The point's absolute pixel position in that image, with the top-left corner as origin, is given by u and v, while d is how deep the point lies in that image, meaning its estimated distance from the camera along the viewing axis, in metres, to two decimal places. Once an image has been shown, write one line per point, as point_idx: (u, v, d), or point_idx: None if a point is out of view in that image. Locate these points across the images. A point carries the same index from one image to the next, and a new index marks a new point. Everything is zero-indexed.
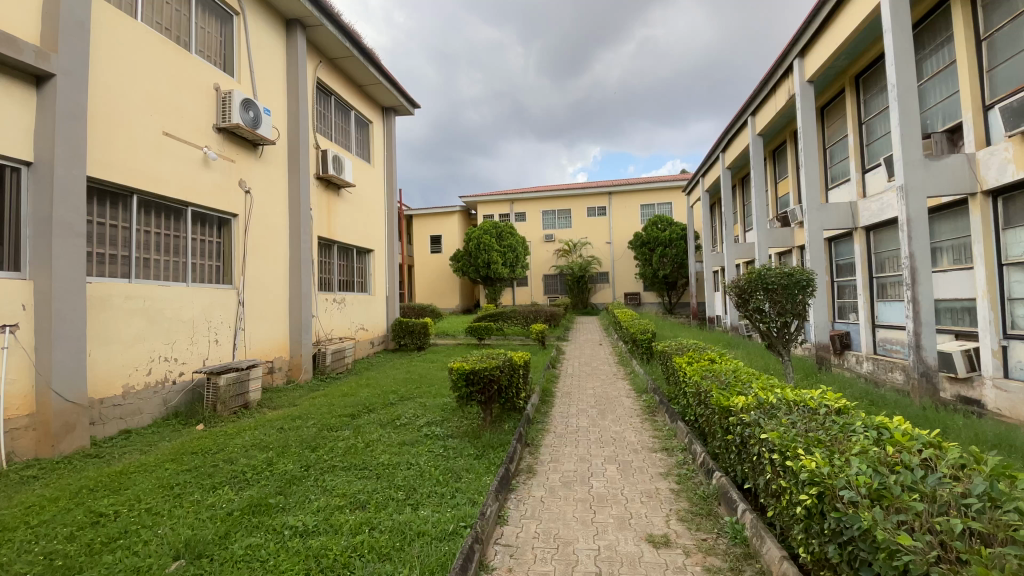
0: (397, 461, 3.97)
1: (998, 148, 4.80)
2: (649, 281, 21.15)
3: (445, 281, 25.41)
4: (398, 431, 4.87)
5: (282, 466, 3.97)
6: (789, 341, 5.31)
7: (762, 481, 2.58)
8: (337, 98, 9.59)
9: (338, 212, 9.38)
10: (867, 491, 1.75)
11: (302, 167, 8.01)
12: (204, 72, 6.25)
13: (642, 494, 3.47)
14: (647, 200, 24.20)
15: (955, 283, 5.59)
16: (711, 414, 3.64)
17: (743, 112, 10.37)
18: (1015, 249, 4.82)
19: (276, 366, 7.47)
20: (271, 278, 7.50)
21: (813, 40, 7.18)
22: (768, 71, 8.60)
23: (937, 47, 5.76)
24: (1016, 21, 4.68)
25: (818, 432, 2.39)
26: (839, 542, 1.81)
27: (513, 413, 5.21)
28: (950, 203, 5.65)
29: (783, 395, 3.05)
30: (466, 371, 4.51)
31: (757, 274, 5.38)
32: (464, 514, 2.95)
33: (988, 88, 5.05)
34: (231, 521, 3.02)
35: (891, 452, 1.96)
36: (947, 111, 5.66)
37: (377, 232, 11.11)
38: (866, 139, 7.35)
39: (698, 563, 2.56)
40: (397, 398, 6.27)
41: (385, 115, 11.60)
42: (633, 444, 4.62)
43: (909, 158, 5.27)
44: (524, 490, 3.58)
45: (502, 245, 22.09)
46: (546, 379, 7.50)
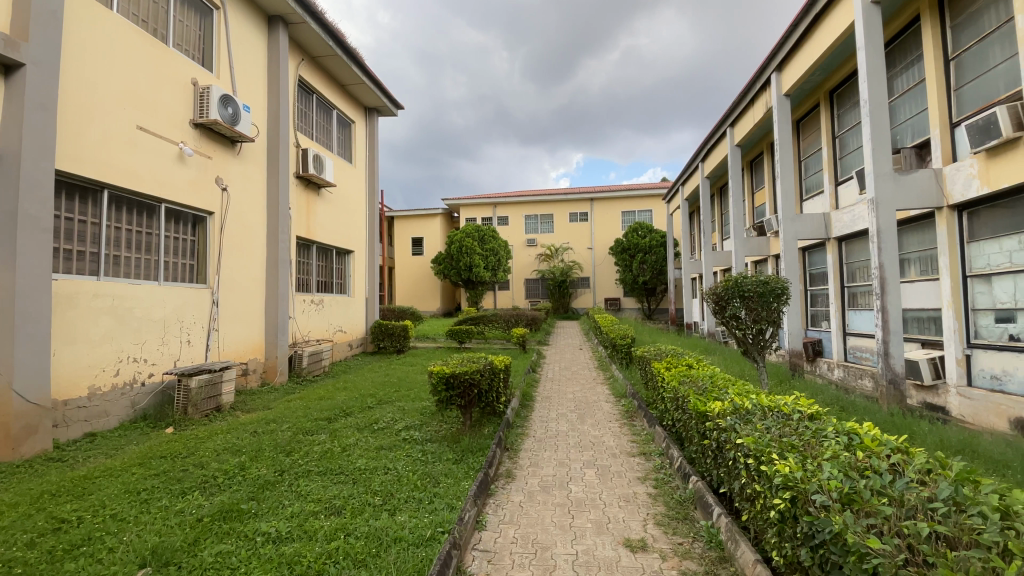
0: (375, 466, 3.91)
1: (964, 165, 4.99)
2: (629, 287, 21.40)
3: (426, 282, 25.22)
4: (376, 435, 4.80)
5: (255, 471, 3.88)
6: (763, 348, 5.42)
7: (737, 485, 2.62)
8: (319, 96, 9.48)
9: (317, 213, 9.25)
10: (838, 495, 1.80)
11: (282, 165, 7.87)
12: (182, 66, 6.11)
13: (620, 498, 3.49)
14: (628, 207, 24.54)
15: (922, 293, 5.80)
16: (688, 419, 3.68)
17: (722, 123, 10.58)
18: (979, 262, 5.01)
19: (250, 368, 7.30)
20: (247, 277, 7.33)
21: (791, 55, 7.37)
22: (746, 84, 8.80)
23: (907, 66, 6.00)
24: (983, 43, 4.89)
25: (792, 437, 2.45)
26: (811, 545, 1.86)
27: (493, 417, 5.20)
28: (917, 217, 5.86)
29: (758, 400, 3.11)
30: (446, 375, 4.46)
31: (734, 282, 5.49)
32: (441, 519, 2.92)
33: (955, 105, 5.26)
34: (201, 528, 2.94)
35: (861, 457, 2.02)
36: (916, 127, 5.90)
37: (357, 233, 10.97)
38: (839, 152, 7.58)
39: (674, 567, 2.59)
40: (375, 401, 6.19)
41: (368, 115, 11.48)
42: (612, 448, 4.65)
43: (879, 171, 5.44)
44: (504, 495, 3.57)
45: (484, 248, 22.08)
46: (526, 383, 7.47)
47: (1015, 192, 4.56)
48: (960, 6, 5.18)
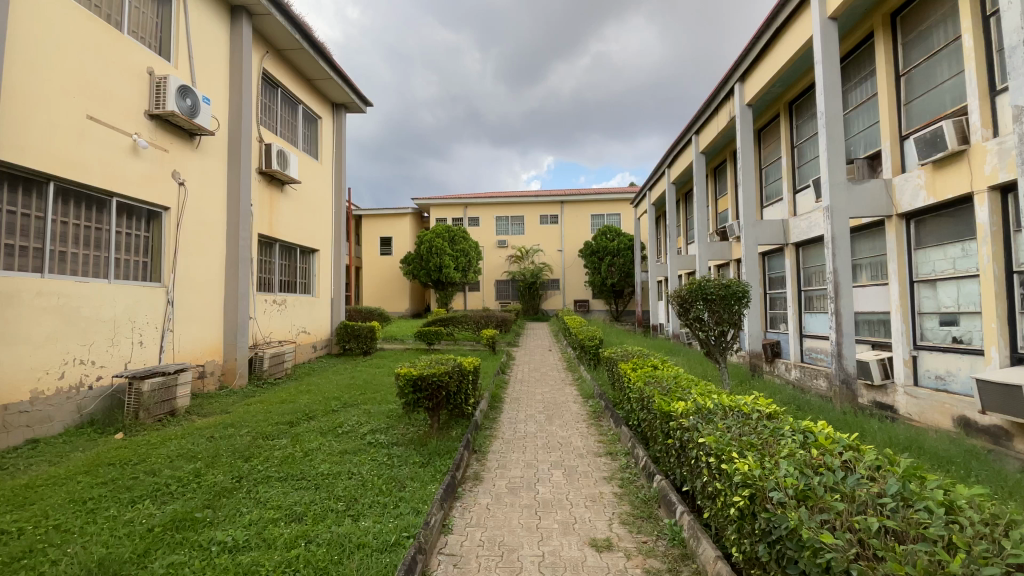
0: (339, 471, 3.82)
1: (912, 175, 5.28)
2: (598, 289, 21.66)
3: (394, 283, 24.89)
4: (340, 439, 4.70)
5: (211, 477, 3.73)
6: (725, 349, 5.58)
7: (699, 484, 2.68)
8: (284, 91, 9.22)
9: (281, 210, 8.98)
10: (794, 492, 1.87)
11: (243, 160, 7.60)
12: (138, 54, 5.83)
13: (586, 498, 3.52)
14: (597, 211, 24.94)
15: (873, 298, 6.09)
16: (653, 419, 3.75)
17: (688, 131, 10.86)
18: (924, 268, 5.30)
19: (208, 370, 7.01)
20: (205, 275, 7.04)
21: (753, 66, 7.62)
22: (711, 93, 9.06)
23: (862, 80, 6.31)
24: (931, 60, 5.19)
25: (751, 436, 2.53)
26: (768, 541, 1.92)
27: (461, 419, 5.15)
28: (869, 224, 6.16)
29: (719, 400, 3.20)
30: (413, 378, 4.40)
31: (698, 285, 5.63)
32: (407, 524, 2.87)
33: (905, 119, 5.55)
34: (152, 538, 2.80)
35: (816, 454, 2.10)
36: (868, 139, 6.20)
37: (323, 232, 10.72)
38: (797, 160, 7.88)
39: (638, 565, 2.62)
40: (339, 404, 6.05)
41: (336, 111, 11.24)
42: (579, 448, 4.69)
43: (834, 180, 5.69)
44: (472, 498, 3.54)
45: (454, 249, 21.93)
46: (495, 385, 7.45)
47: (957, 202, 4.85)
48: (909, 25, 5.47)
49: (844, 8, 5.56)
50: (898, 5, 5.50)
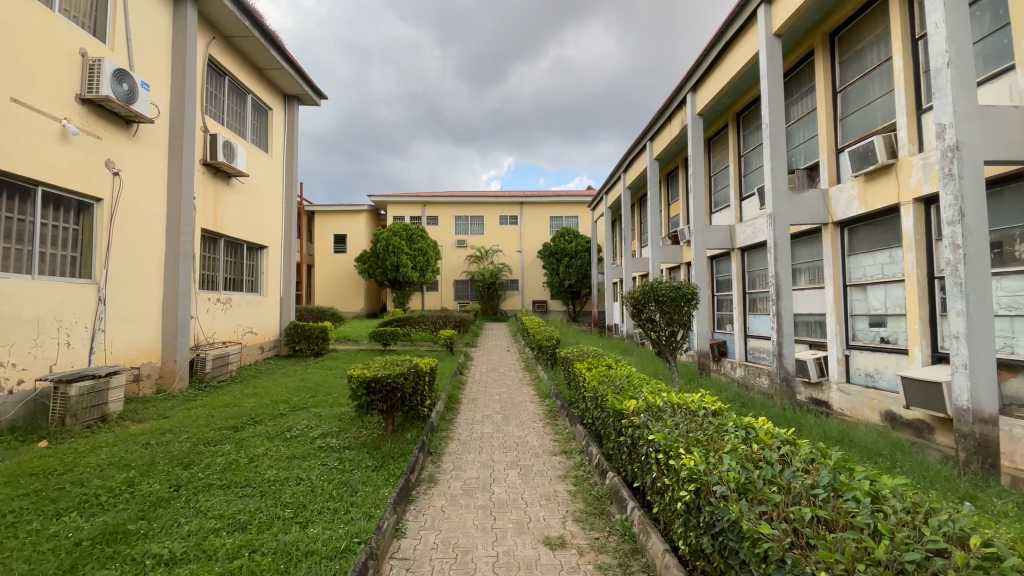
0: (286, 476, 3.68)
1: (846, 186, 5.65)
2: (556, 290, 21.91)
3: (350, 282, 24.27)
4: (288, 444, 4.53)
5: (147, 486, 3.50)
6: (675, 348, 5.77)
7: (649, 479, 2.76)
8: (231, 79, 8.80)
9: (227, 204, 8.56)
10: (735, 486, 1.96)
11: (186, 150, 7.19)
12: (69, 34, 5.43)
13: (541, 497, 3.55)
14: (556, 213, 25.35)
15: (811, 300, 6.47)
16: (606, 417, 3.83)
17: (642, 137, 11.17)
18: (856, 273, 5.68)
19: (143, 373, 6.58)
20: (142, 271, 6.61)
21: (704, 77, 7.93)
22: (665, 102, 9.35)
23: (803, 95, 6.69)
24: (865, 79, 5.56)
25: (697, 432, 2.63)
26: (712, 533, 2.01)
27: (416, 421, 5.07)
28: (808, 231, 6.54)
29: (668, 398, 3.31)
30: (367, 379, 4.30)
31: (650, 287, 5.81)
32: (358, 530, 2.80)
33: (841, 133, 5.93)
34: (80, 552, 2.61)
35: (756, 449, 2.21)
36: (808, 150, 6.58)
37: (272, 228, 10.30)
38: (744, 169, 8.26)
39: (590, 561, 2.67)
40: (288, 408, 5.83)
41: (288, 103, 10.83)
42: (535, 448, 4.73)
43: (777, 189, 6.01)
44: (426, 500, 3.50)
45: (412, 248, 21.60)
46: (452, 385, 7.39)
47: (886, 212, 5.21)
48: (845, 45, 5.85)
49: (787, 25, 5.87)
50: (836, 26, 5.87)
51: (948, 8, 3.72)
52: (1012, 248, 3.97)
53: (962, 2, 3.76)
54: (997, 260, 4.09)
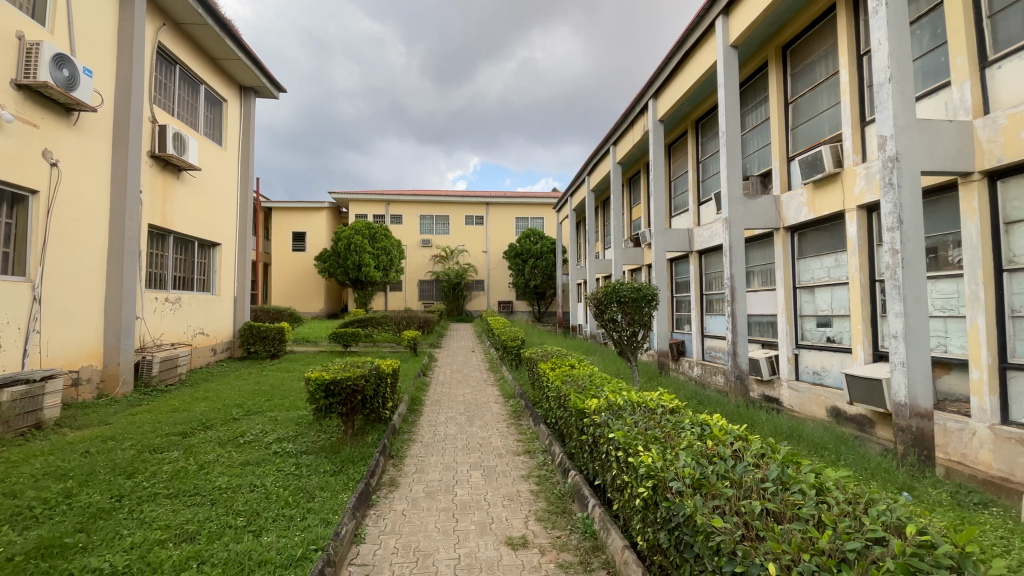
0: (239, 484, 3.54)
1: (796, 193, 5.92)
2: (522, 291, 21.99)
3: (309, 281, 23.61)
4: (241, 449, 4.36)
5: (85, 497, 3.29)
6: (636, 348, 5.89)
7: (609, 477, 2.81)
8: (183, 68, 8.40)
9: (176, 199, 8.16)
10: (690, 481, 2.03)
11: (133, 141, 6.82)
12: (3, 14, 5.07)
13: (503, 497, 3.56)
14: (522, 214, 25.52)
15: (764, 302, 6.75)
16: (568, 416, 3.88)
17: (606, 141, 11.36)
18: (805, 276, 5.96)
19: (82, 377, 6.18)
20: (82, 268, 6.22)
21: (665, 84, 8.14)
22: (627, 107, 9.54)
23: (757, 104, 6.98)
24: (814, 91, 5.85)
25: (655, 429, 2.71)
26: (668, 528, 2.07)
27: (377, 423, 4.98)
28: (761, 235, 6.82)
29: (628, 397, 3.38)
30: (325, 382, 4.18)
31: (612, 288, 5.91)
32: (315, 536, 2.72)
33: (792, 142, 6.22)
34: (9, 569, 2.43)
35: (710, 445, 2.29)
36: (762, 158, 6.87)
37: (226, 225, 9.88)
38: (702, 174, 8.53)
39: (552, 560, 2.69)
40: (241, 412, 5.61)
41: (243, 95, 10.42)
42: (498, 448, 4.74)
43: (733, 194, 6.24)
44: (386, 504, 3.43)
45: (375, 247, 21.20)
46: (415, 387, 7.30)
47: (832, 219, 5.49)
48: (797, 59, 6.13)
49: (743, 37, 6.10)
50: (788, 40, 6.14)
51: (890, 26, 3.96)
52: (945, 253, 4.27)
53: (902, 21, 4.00)
54: (932, 265, 4.38)
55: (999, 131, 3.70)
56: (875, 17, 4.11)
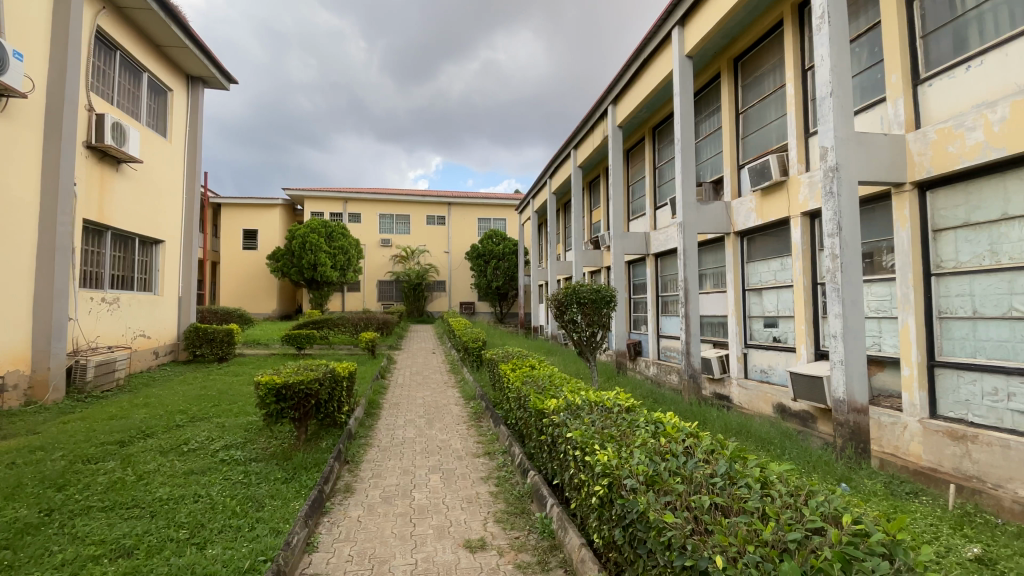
0: (182, 494, 3.36)
1: (745, 200, 6.19)
2: (484, 292, 21.92)
3: (261, 281, 22.72)
4: (185, 458, 4.13)
5: (9, 512, 3.03)
6: (595, 348, 5.99)
7: (567, 476, 2.85)
8: (124, 54, 7.91)
9: (114, 192, 7.67)
10: (644, 478, 2.09)
11: (68, 130, 6.36)
12: None
13: (463, 500, 3.53)
14: (484, 215, 25.54)
15: (716, 303, 7.02)
16: (528, 416, 3.90)
17: (567, 145, 11.51)
18: (754, 278, 6.24)
19: (7, 383, 5.70)
20: (6, 265, 5.73)
21: (624, 91, 8.32)
22: (587, 112, 9.70)
23: (710, 113, 7.25)
24: (763, 103, 6.14)
25: (611, 428, 2.76)
26: (623, 525, 2.12)
27: (332, 428, 4.85)
28: (713, 239, 7.09)
29: (586, 397, 3.43)
30: (276, 387, 4.02)
31: (573, 289, 5.99)
32: (264, 547, 2.62)
33: (743, 150, 6.50)
34: None
35: (663, 442, 2.36)
36: (715, 165, 7.14)
37: (171, 222, 9.37)
38: (658, 179, 8.78)
39: (510, 561, 2.69)
40: (186, 419, 5.32)
41: (191, 85, 9.92)
42: (458, 450, 4.70)
43: (687, 199, 6.45)
44: (341, 511, 3.34)
45: (331, 246, 20.62)
46: (373, 390, 7.14)
47: (779, 224, 5.77)
48: (747, 71, 6.41)
49: (697, 48, 6.33)
50: (740, 52, 6.42)
51: (832, 44, 4.20)
52: (880, 258, 4.57)
53: (843, 39, 4.25)
54: (869, 269, 4.68)
55: (928, 145, 3.98)
56: (818, 33, 4.34)
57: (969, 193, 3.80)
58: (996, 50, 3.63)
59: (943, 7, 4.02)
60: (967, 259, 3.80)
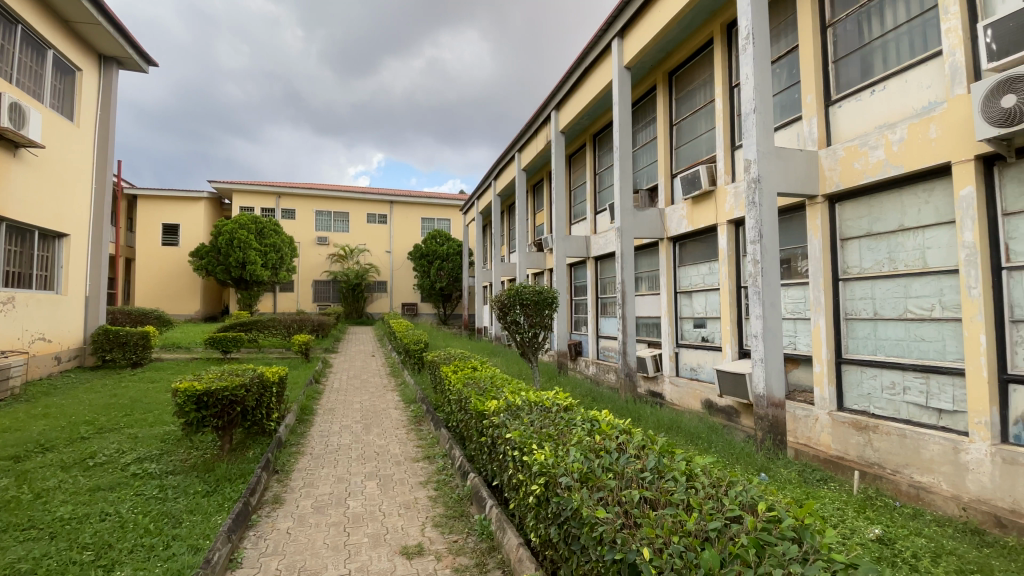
0: (87, 512, 3.06)
1: (678, 207, 6.51)
2: (426, 293, 21.58)
3: (183, 279, 21.15)
4: (90, 473, 3.77)
5: None
6: (537, 349, 6.06)
7: (506, 477, 2.86)
8: (25, 28, 7.13)
9: (10, 179, 6.87)
10: (578, 476, 2.14)
11: None
12: None
13: (400, 506, 3.46)
14: (428, 215, 25.23)
15: (650, 305, 7.32)
16: (469, 418, 3.90)
17: (511, 148, 11.61)
18: (685, 281, 6.57)
19: None
20: None
21: (566, 97, 8.50)
22: (531, 116, 9.83)
23: (648, 123, 7.56)
24: (695, 115, 6.47)
25: (549, 427, 2.82)
26: (558, 523, 2.16)
27: (260, 437, 4.59)
28: (649, 244, 7.40)
29: (527, 397, 3.48)
30: (196, 393, 3.74)
31: (516, 291, 6.04)
32: (181, 566, 2.44)
33: (676, 160, 6.83)
34: None
35: (598, 439, 2.44)
36: (651, 173, 7.45)
37: (78, 214, 8.52)
38: (598, 185, 9.03)
39: (447, 566, 2.67)
40: (92, 431, 4.85)
41: (104, 66, 9.07)
42: (396, 455, 4.60)
43: (625, 205, 6.69)
44: (268, 524, 3.17)
45: (262, 243, 19.54)
46: (305, 395, 6.83)
47: (707, 231, 6.11)
48: (681, 85, 6.75)
49: (635, 60, 6.58)
50: (674, 66, 6.74)
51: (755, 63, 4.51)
52: (796, 264, 4.95)
53: (765, 60, 4.57)
54: (786, 273, 5.06)
55: (837, 161, 4.36)
56: (744, 53, 4.64)
57: (871, 206, 4.20)
58: (896, 77, 4.03)
59: (852, 35, 4.42)
60: (870, 266, 4.19)
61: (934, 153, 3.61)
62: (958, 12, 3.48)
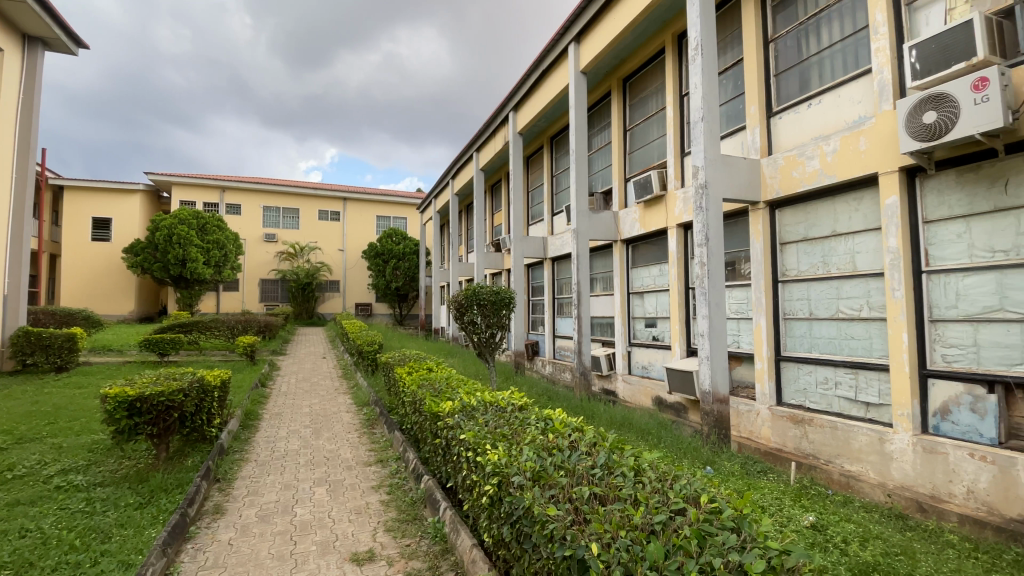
0: (2, 530, 2.81)
1: (631, 210, 6.68)
2: (382, 293, 21.12)
3: (116, 276, 19.79)
4: (6, 487, 3.45)
5: None
6: (494, 349, 6.07)
7: (460, 478, 2.85)
8: None
9: None
10: (531, 474, 2.16)
11: None
12: None
13: (350, 512, 3.38)
14: (383, 213, 24.76)
15: (605, 305, 7.49)
16: (423, 420, 3.86)
17: (469, 148, 11.56)
18: (638, 282, 6.76)
19: None
20: None
21: (524, 99, 8.56)
22: (489, 116, 9.83)
23: (603, 127, 7.73)
24: (647, 121, 6.67)
25: (503, 427, 2.82)
26: (511, 522, 2.17)
27: (201, 444, 4.36)
28: (603, 245, 7.56)
29: (482, 398, 3.47)
30: (128, 399, 3.50)
31: (473, 291, 6.02)
32: None
33: (630, 164, 7.02)
34: None
35: (551, 437, 2.47)
36: (606, 176, 7.62)
37: None
38: (556, 187, 9.14)
39: (399, 570, 2.63)
40: (8, 441, 4.44)
41: (27, 46, 8.36)
42: (347, 460, 4.48)
43: (581, 207, 6.81)
44: (208, 535, 3.02)
45: (205, 240, 18.53)
46: (250, 400, 6.53)
47: (659, 234, 6.32)
48: (635, 91, 6.94)
49: (591, 65, 6.71)
50: (628, 73, 6.92)
51: (703, 74, 4.71)
52: (740, 266, 5.19)
53: (713, 71, 4.78)
54: (731, 275, 5.30)
55: (778, 170, 4.61)
56: (693, 64, 4.83)
57: (807, 213, 4.46)
58: (830, 92, 4.31)
59: (792, 51, 4.69)
60: (806, 269, 4.45)
61: (864, 164, 3.88)
62: (886, 34, 3.75)
